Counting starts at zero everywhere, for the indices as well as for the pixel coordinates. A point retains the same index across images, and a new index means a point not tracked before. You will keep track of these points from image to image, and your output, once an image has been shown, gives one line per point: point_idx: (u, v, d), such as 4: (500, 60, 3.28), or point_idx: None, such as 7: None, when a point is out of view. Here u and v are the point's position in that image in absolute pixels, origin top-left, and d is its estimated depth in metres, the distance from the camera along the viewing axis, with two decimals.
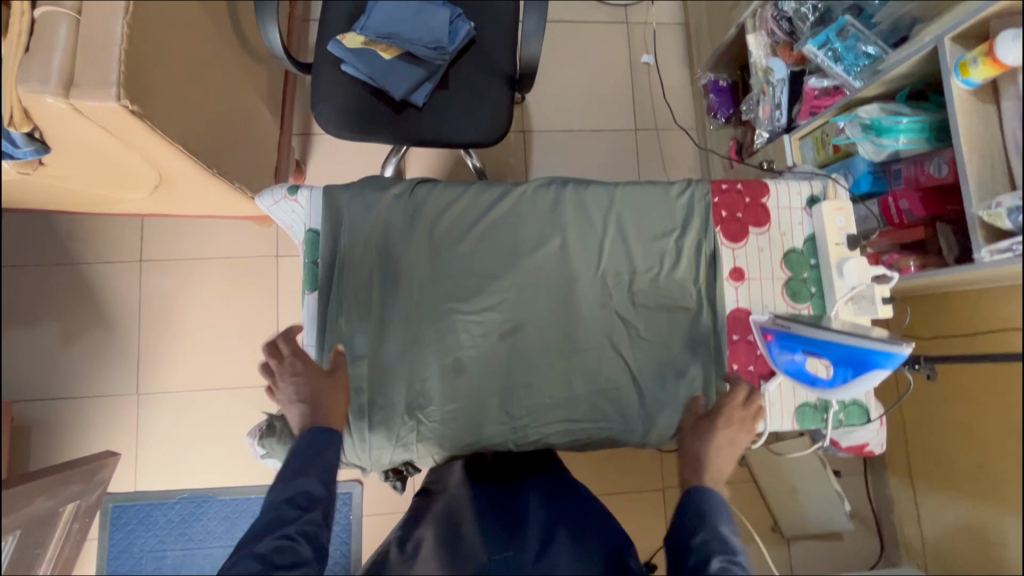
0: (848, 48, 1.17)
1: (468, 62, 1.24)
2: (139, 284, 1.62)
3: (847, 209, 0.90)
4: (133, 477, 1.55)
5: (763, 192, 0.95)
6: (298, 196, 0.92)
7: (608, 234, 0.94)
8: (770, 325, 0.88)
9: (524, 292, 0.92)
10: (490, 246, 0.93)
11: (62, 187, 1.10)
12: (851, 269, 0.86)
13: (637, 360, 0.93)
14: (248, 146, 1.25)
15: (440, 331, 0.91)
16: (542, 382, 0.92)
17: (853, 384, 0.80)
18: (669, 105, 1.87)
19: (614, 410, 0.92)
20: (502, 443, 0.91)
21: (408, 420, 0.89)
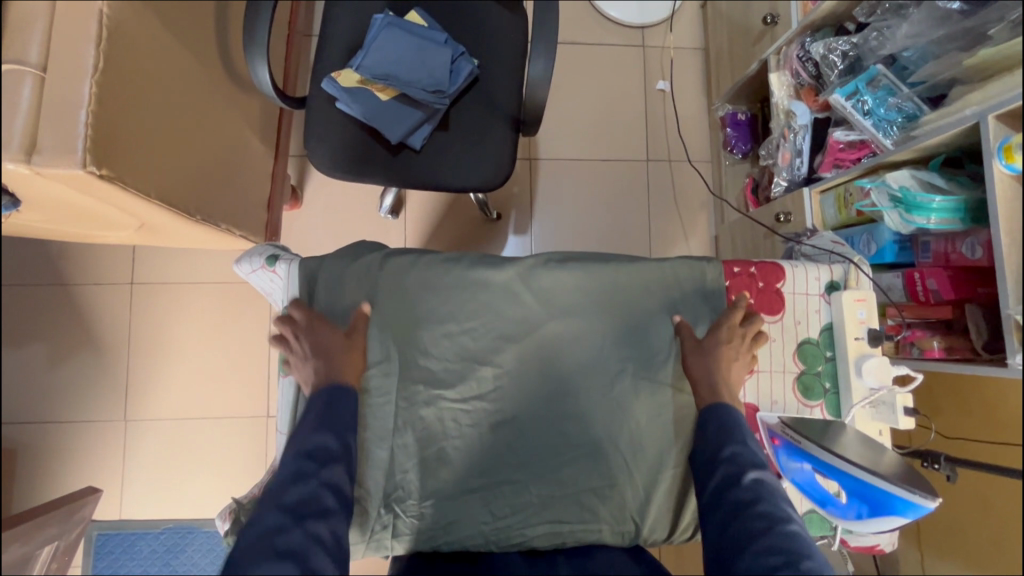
0: (879, 99, 1.09)
1: (471, 103, 1.17)
2: (128, 307, 1.58)
3: (868, 300, 0.84)
4: (118, 505, 1.53)
5: (777, 276, 0.89)
6: (276, 268, 0.91)
7: (608, 316, 0.91)
8: (778, 430, 0.83)
9: (514, 381, 0.90)
10: (480, 330, 0.90)
11: (41, 227, 1.05)
12: (871, 369, 0.81)
13: (628, 452, 0.90)
14: (239, 184, 1.19)
15: (424, 417, 0.89)
16: (527, 477, 0.89)
17: (869, 520, 0.76)
18: (684, 135, 1.79)
19: (603, 509, 0.89)
20: (483, 546, 0.87)
21: (385, 514, 0.87)
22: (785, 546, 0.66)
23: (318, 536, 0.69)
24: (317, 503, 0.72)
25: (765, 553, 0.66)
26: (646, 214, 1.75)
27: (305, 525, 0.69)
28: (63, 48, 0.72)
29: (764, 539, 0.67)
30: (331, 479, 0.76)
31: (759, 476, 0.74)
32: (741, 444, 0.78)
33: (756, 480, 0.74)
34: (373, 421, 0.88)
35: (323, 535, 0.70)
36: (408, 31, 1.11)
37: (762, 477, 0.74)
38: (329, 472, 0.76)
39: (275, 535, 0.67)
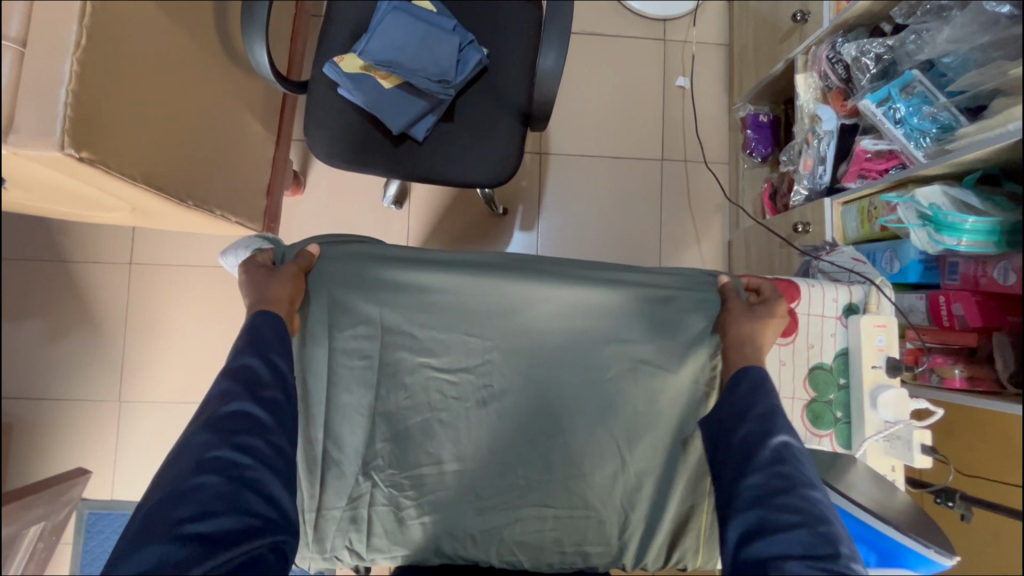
0: (913, 108, 1.03)
1: (479, 95, 1.12)
2: (126, 287, 1.56)
3: (890, 326, 0.77)
4: (110, 485, 1.53)
5: (792, 295, 0.81)
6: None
7: (604, 307, 0.80)
8: None
9: (511, 354, 0.80)
10: (472, 296, 0.79)
11: (32, 206, 1.03)
12: (887, 403, 0.74)
13: (635, 447, 0.80)
14: (235, 168, 1.15)
15: (406, 386, 0.79)
16: (516, 464, 0.79)
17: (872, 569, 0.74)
18: (701, 135, 1.72)
19: (601, 499, 0.79)
20: (467, 528, 0.78)
21: (363, 481, 0.78)
22: (799, 506, 0.65)
23: (251, 462, 0.68)
24: (248, 419, 0.70)
25: (777, 509, 0.65)
26: (658, 216, 1.69)
27: (232, 440, 0.69)
28: (45, 23, 0.68)
29: (783, 497, 0.65)
30: (263, 399, 0.72)
31: (787, 442, 0.69)
32: (773, 405, 0.72)
33: (783, 444, 0.69)
34: (346, 393, 0.79)
35: (265, 451, 0.70)
36: (415, 17, 1.07)
37: (790, 442, 0.70)
38: (263, 392, 0.72)
39: (202, 450, 0.67)
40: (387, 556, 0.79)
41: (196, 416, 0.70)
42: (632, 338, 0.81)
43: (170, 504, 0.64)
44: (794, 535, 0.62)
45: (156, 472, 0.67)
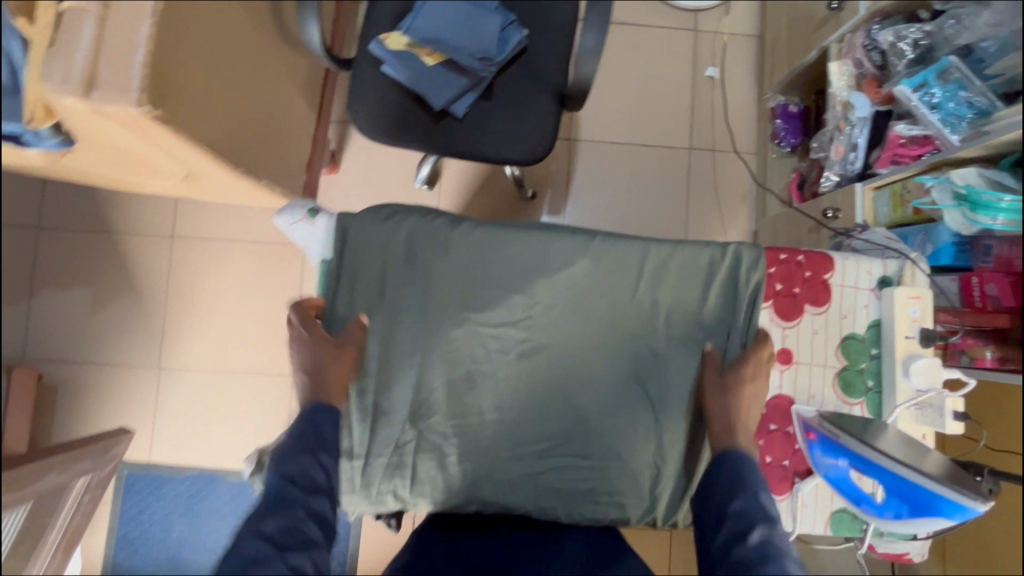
0: (948, 94, 1.05)
1: (518, 74, 1.15)
2: (168, 259, 1.63)
3: (924, 298, 0.78)
4: (148, 448, 1.59)
5: (827, 266, 0.82)
6: (316, 221, 0.81)
7: (642, 272, 0.79)
8: (815, 424, 0.77)
9: (552, 309, 0.79)
10: (512, 254, 0.79)
11: (92, 171, 1.08)
12: (921, 371, 0.75)
13: (671, 408, 0.80)
14: (281, 142, 1.20)
15: (450, 340, 0.79)
16: (556, 418, 0.79)
17: (906, 522, 0.73)
18: (730, 124, 1.73)
19: (641, 455, 0.79)
20: (510, 476, 0.78)
21: (409, 429, 0.79)
22: None
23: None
24: (300, 533, 0.65)
25: None
26: (684, 204, 1.71)
27: (287, 556, 0.62)
28: None
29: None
30: (313, 509, 0.67)
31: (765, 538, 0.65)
32: (752, 499, 0.69)
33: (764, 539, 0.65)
34: (396, 346, 0.79)
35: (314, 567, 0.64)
36: None
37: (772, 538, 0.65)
38: (315, 501, 0.67)
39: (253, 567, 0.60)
40: (428, 501, 0.79)
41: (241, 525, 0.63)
42: (670, 303, 0.80)
43: None
44: None
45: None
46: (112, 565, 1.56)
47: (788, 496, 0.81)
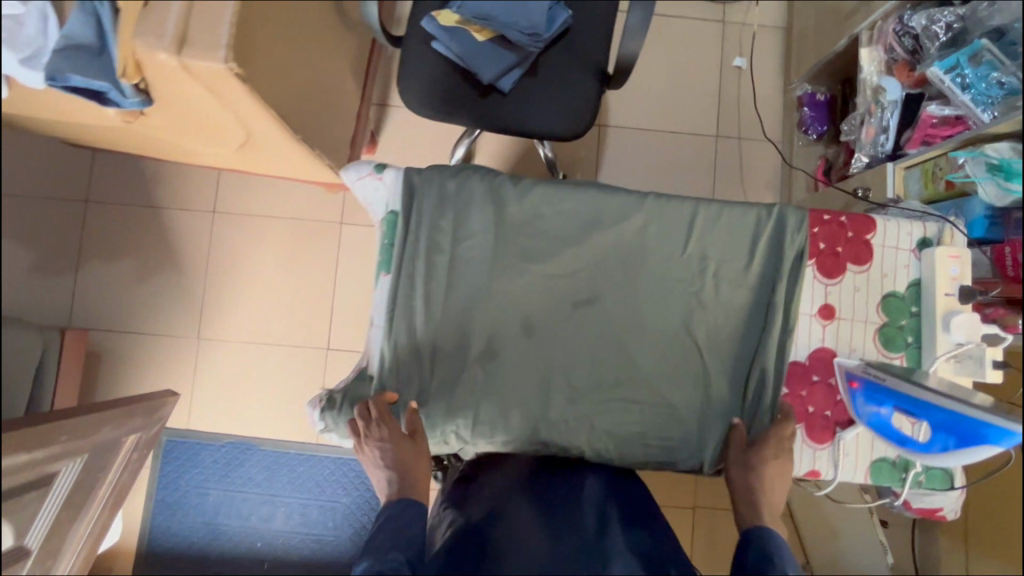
0: (980, 75, 1.09)
1: (561, 53, 1.20)
2: (208, 233, 1.68)
3: (963, 257, 0.82)
4: (187, 415, 1.64)
5: (870, 227, 0.85)
6: (384, 176, 0.85)
7: (692, 230, 0.84)
8: (858, 372, 0.82)
9: (603, 262, 0.83)
10: (568, 210, 0.84)
11: (156, 137, 1.14)
12: (961, 325, 0.79)
13: (717, 358, 0.85)
14: (331, 115, 1.25)
15: (507, 288, 0.83)
16: (611, 364, 0.83)
17: (956, 455, 0.75)
18: (757, 113, 1.77)
19: (688, 405, 0.84)
20: (563, 419, 0.82)
21: (468, 373, 0.82)
22: None
23: None
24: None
25: None
26: (710, 190, 1.75)
27: None
28: None
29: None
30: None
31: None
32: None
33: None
34: (453, 294, 0.82)
35: None
36: None
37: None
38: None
39: None
40: (487, 442, 0.83)
41: None
42: (719, 259, 0.84)
43: None
44: None
45: None
46: (151, 528, 1.61)
47: (830, 445, 0.85)
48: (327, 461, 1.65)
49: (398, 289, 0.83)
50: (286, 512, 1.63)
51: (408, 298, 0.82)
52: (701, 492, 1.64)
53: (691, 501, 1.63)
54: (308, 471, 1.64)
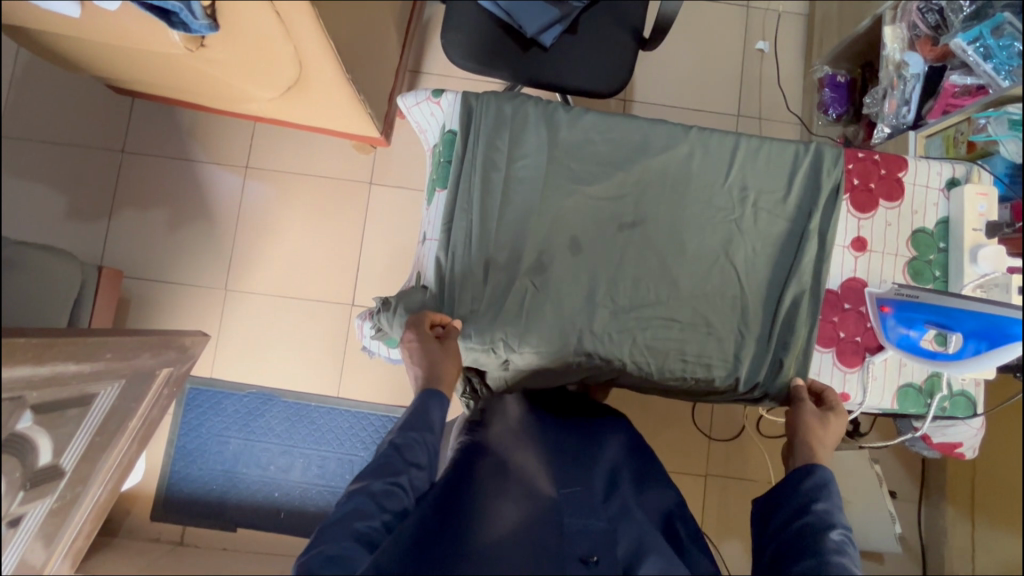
0: (1002, 46, 1.14)
1: (600, 13, 1.25)
2: (240, 189, 1.71)
3: (990, 195, 0.98)
4: (211, 363, 1.67)
5: (899, 166, 1.02)
6: (441, 100, 1.01)
7: (731, 162, 1.00)
8: (889, 296, 0.96)
9: (648, 187, 0.99)
10: (619, 141, 0.99)
11: (209, 73, 1.18)
12: (986, 255, 0.95)
13: (746, 275, 1.00)
14: (370, 63, 1.29)
15: (564, 206, 0.97)
16: (648, 285, 0.98)
17: (982, 358, 0.88)
18: (777, 95, 1.82)
19: (714, 316, 0.99)
20: (601, 324, 0.97)
21: (523, 280, 0.96)
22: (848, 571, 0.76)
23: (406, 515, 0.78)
24: (399, 500, 0.78)
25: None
26: None
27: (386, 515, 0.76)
28: None
29: (809, 564, 0.77)
30: (413, 477, 0.80)
31: (843, 536, 0.80)
32: (835, 506, 0.83)
33: (841, 537, 0.80)
34: (511, 207, 0.97)
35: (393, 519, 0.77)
36: None
37: (846, 538, 0.80)
38: (416, 472, 0.80)
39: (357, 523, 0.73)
40: (534, 351, 0.96)
41: (361, 482, 0.77)
42: (750, 187, 1.00)
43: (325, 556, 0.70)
44: None
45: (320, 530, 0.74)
46: (170, 474, 1.62)
47: (859, 368, 1.01)
48: (348, 414, 1.68)
49: (456, 206, 0.97)
50: (304, 463, 1.65)
51: (467, 216, 0.96)
52: (714, 461, 1.66)
53: (704, 469, 1.65)
54: (328, 424, 1.67)
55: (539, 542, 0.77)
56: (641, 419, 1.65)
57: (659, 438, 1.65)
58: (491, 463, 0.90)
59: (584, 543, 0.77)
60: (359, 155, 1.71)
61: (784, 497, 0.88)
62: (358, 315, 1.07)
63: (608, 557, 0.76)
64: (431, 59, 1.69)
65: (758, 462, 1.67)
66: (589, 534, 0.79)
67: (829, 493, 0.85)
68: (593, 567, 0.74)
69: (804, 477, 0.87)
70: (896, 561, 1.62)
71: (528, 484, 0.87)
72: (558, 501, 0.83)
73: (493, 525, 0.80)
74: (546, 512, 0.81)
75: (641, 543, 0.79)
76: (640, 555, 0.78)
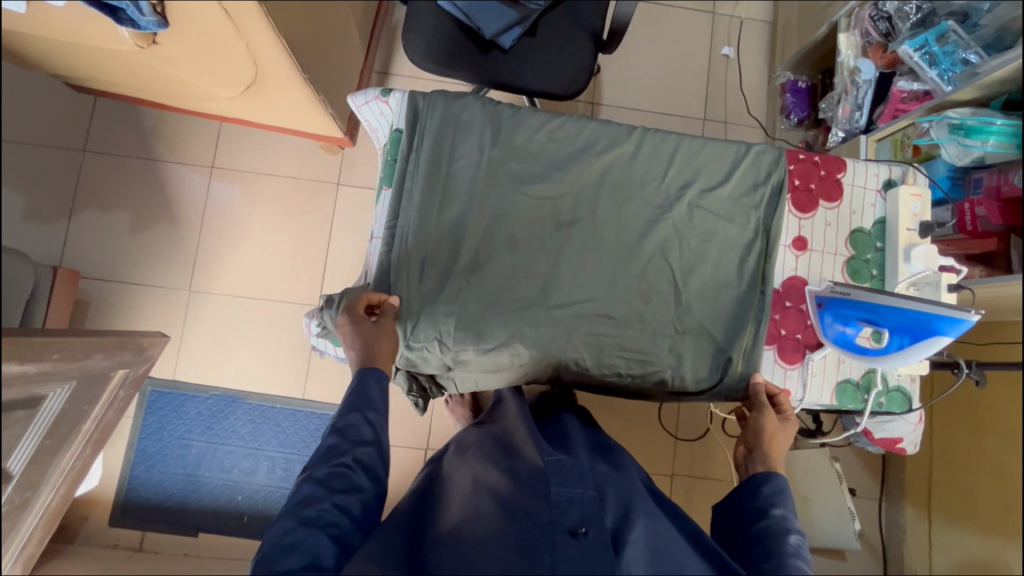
0: (946, 53, 1.18)
1: (559, 17, 1.27)
2: (205, 190, 1.70)
3: (922, 196, 1.05)
4: (173, 366, 1.65)
5: (839, 168, 1.09)
6: (389, 99, 1.06)
7: (670, 165, 1.06)
8: (825, 293, 1.01)
9: (587, 188, 1.05)
10: (564, 141, 1.06)
11: (165, 70, 1.16)
12: (919, 255, 1.01)
13: (683, 272, 1.05)
14: (330, 62, 1.29)
15: (507, 205, 1.03)
16: (587, 280, 1.02)
17: (909, 351, 0.95)
18: (742, 100, 1.85)
19: (648, 310, 1.03)
20: (538, 320, 1.00)
21: (460, 275, 1.00)
22: (804, 570, 0.80)
23: (364, 493, 0.80)
24: (347, 479, 0.80)
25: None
26: None
27: (335, 497, 0.78)
28: None
29: (768, 566, 0.81)
30: (358, 454, 0.82)
31: (800, 540, 0.84)
32: (791, 511, 0.88)
33: (798, 541, 0.84)
34: (450, 201, 1.02)
35: (348, 503, 0.78)
36: None
37: (800, 542, 0.84)
38: (359, 449, 0.83)
39: (306, 506, 0.75)
40: (470, 349, 1.00)
41: (306, 470, 0.80)
42: (689, 186, 1.06)
43: (278, 553, 0.71)
44: None
45: (274, 521, 0.77)
46: (130, 478, 1.60)
47: (799, 365, 1.06)
48: (313, 417, 1.66)
49: (401, 203, 1.02)
50: (269, 466, 1.63)
51: (409, 213, 1.01)
52: (679, 460, 1.67)
53: (670, 468, 1.66)
54: (294, 426, 1.65)
55: (529, 510, 0.83)
56: (609, 420, 1.66)
57: (626, 437, 1.66)
58: (495, 442, 0.97)
59: (570, 515, 0.81)
60: (327, 155, 1.71)
61: (744, 500, 0.92)
62: (309, 313, 1.12)
63: (596, 525, 0.80)
64: (400, 61, 1.69)
65: (723, 462, 1.68)
66: (578, 505, 0.83)
67: (785, 499, 0.90)
68: (582, 538, 0.78)
69: (764, 483, 0.92)
70: (858, 559, 1.65)
71: (519, 458, 0.92)
72: (546, 468, 0.88)
73: (451, 502, 0.86)
74: (533, 481, 0.87)
75: (628, 507, 0.85)
76: (628, 520, 0.83)
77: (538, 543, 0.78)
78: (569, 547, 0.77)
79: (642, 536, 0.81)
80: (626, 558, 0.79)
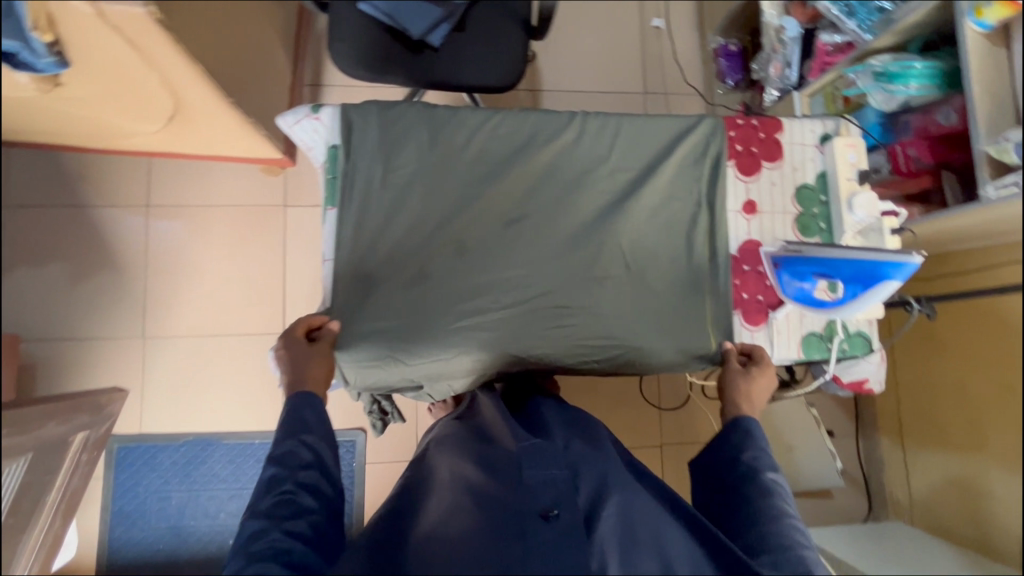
0: (862, 3, 1.23)
1: (485, 9, 1.25)
2: (145, 230, 1.59)
3: (856, 145, 1.09)
4: (138, 419, 1.57)
5: (776, 128, 1.11)
6: (320, 115, 1.02)
7: (613, 147, 1.07)
8: (780, 254, 1.05)
9: (536, 181, 1.04)
10: (506, 137, 1.04)
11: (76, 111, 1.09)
12: (861, 203, 1.04)
13: (639, 252, 1.06)
14: (253, 84, 1.24)
15: (456, 208, 1.01)
16: (548, 272, 1.02)
17: (861, 299, 0.99)
18: (678, 70, 1.87)
19: (610, 295, 1.04)
20: (501, 320, 1.00)
21: (415, 285, 0.99)
22: (777, 504, 0.85)
23: (315, 514, 0.76)
24: (293, 504, 0.76)
25: (770, 533, 0.81)
26: None
27: (283, 524, 0.73)
28: None
29: (743, 512, 0.85)
30: (300, 477, 0.79)
31: (775, 477, 0.88)
32: (760, 449, 0.92)
33: (775, 477, 0.88)
34: (400, 213, 1.00)
35: (299, 528, 0.74)
36: None
37: (777, 479, 0.89)
38: (303, 472, 0.79)
39: (252, 543, 0.71)
40: (429, 360, 0.98)
41: (248, 507, 0.76)
42: (631, 167, 1.07)
43: None
44: (777, 536, 0.80)
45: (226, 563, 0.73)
46: (110, 541, 1.52)
47: (764, 326, 1.09)
48: None
49: (349, 222, 1.00)
50: None
51: (357, 231, 0.99)
52: (666, 431, 1.70)
53: (657, 440, 1.70)
54: None
55: (502, 500, 0.82)
56: (592, 403, 1.68)
57: (611, 416, 1.68)
58: (472, 432, 0.98)
59: (543, 496, 0.79)
60: (269, 177, 1.65)
61: (716, 449, 0.95)
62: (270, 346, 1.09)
63: (569, 507, 0.77)
64: (331, 71, 1.63)
65: (707, 425, 1.73)
66: (552, 487, 0.80)
67: (755, 442, 0.93)
68: (554, 520, 0.76)
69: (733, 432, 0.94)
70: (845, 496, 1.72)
71: (496, 446, 0.91)
72: (518, 452, 0.86)
73: (434, 497, 0.86)
74: (508, 467, 0.86)
75: (604, 484, 0.83)
76: (602, 494, 0.81)
77: (509, 532, 0.76)
78: (542, 531, 0.75)
79: (614, 511, 0.79)
80: (600, 534, 0.77)
